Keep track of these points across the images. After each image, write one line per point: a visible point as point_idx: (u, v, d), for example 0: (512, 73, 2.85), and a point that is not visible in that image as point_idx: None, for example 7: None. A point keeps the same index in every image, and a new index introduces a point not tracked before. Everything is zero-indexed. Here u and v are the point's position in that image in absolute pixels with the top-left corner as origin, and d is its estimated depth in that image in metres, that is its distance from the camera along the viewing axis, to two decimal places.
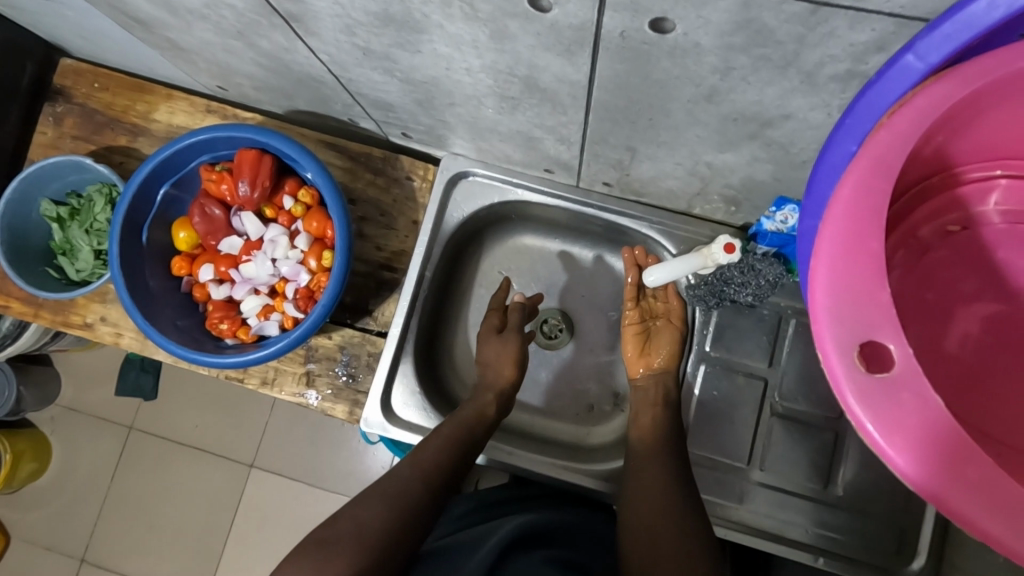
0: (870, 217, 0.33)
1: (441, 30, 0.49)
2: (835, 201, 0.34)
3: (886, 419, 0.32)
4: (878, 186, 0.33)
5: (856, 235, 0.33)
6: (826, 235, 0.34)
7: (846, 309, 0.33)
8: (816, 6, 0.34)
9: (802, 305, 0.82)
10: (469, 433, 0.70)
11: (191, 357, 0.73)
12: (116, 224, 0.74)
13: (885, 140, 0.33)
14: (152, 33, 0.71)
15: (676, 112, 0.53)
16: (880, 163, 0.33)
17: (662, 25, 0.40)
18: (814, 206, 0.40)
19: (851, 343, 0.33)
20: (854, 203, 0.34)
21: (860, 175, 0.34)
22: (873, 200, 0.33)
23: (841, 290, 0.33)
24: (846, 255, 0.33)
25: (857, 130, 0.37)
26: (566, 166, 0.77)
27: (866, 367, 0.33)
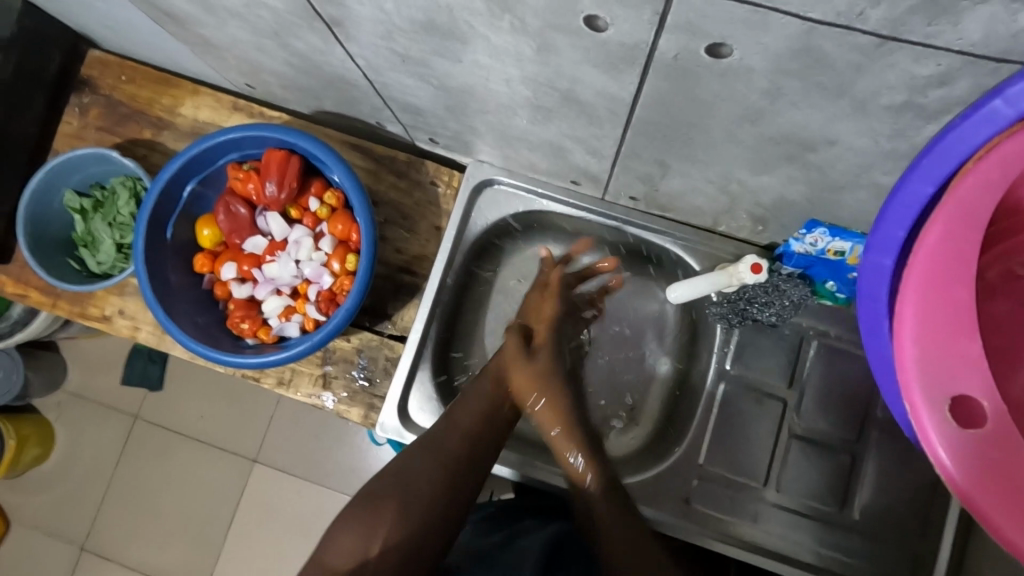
0: (953, 269, 0.38)
1: (485, 41, 0.48)
2: (922, 249, 0.39)
3: (975, 468, 0.36)
4: (960, 241, 0.38)
5: (941, 287, 0.38)
6: (912, 282, 0.39)
7: (936, 361, 0.37)
8: (883, 37, 0.34)
9: (825, 326, 0.82)
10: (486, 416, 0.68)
11: (213, 356, 0.73)
12: (141, 219, 0.74)
13: (965, 197, 0.38)
14: (185, 29, 0.71)
15: (716, 132, 0.52)
16: (960, 219, 0.38)
17: (717, 48, 0.39)
18: (883, 245, 0.45)
19: (943, 396, 0.37)
20: (937, 257, 0.38)
21: (941, 232, 0.38)
22: (955, 254, 0.38)
23: (930, 342, 0.38)
24: (933, 308, 0.38)
25: (931, 173, 0.40)
26: (593, 177, 0.77)
27: (954, 419, 0.37)
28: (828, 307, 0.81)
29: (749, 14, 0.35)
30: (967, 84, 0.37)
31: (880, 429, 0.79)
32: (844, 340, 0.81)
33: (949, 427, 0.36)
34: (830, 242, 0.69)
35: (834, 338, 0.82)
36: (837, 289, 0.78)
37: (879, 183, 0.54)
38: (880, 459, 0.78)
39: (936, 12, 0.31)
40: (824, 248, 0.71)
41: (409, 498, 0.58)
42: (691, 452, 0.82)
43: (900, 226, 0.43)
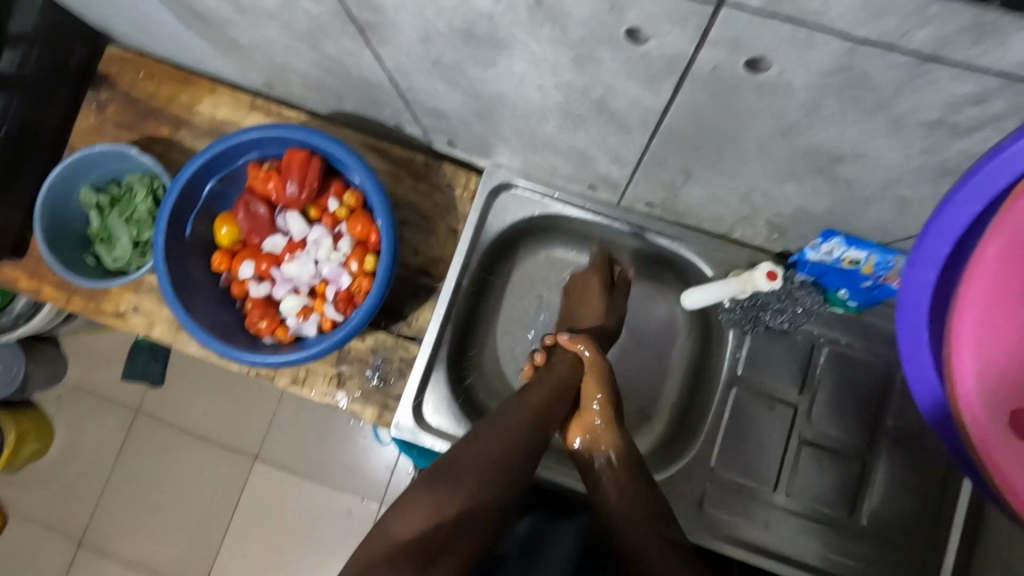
0: (1015, 287, 0.35)
1: (522, 49, 0.49)
2: (983, 253, 0.36)
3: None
4: (1016, 257, 0.35)
5: (1004, 305, 0.35)
6: (971, 286, 0.36)
7: (1001, 382, 0.35)
8: (924, 57, 0.35)
9: (836, 334, 0.83)
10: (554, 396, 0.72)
11: (231, 353, 0.73)
12: (162, 216, 0.74)
13: (1021, 214, 0.35)
14: (213, 29, 0.71)
15: (744, 143, 0.53)
16: (1020, 234, 0.36)
17: (757, 63, 0.40)
18: (926, 260, 0.44)
19: (1004, 414, 0.35)
20: (998, 273, 0.35)
21: (1005, 238, 0.36)
22: (1013, 270, 0.35)
23: (992, 363, 0.35)
24: (994, 325, 0.35)
25: (986, 186, 0.39)
26: (613, 184, 0.77)
27: (1015, 436, 0.35)
28: (840, 316, 0.82)
29: (794, 32, 0.36)
30: (1002, 104, 0.38)
31: (889, 436, 0.80)
32: (855, 348, 0.82)
33: (1012, 446, 0.34)
34: (845, 251, 0.70)
35: (844, 345, 0.83)
36: (849, 298, 0.79)
37: (902, 196, 0.55)
38: (890, 466, 0.80)
39: (982, 35, 0.32)
40: (839, 258, 0.72)
41: (464, 473, 0.60)
42: (703, 456, 0.83)
43: (946, 240, 0.43)
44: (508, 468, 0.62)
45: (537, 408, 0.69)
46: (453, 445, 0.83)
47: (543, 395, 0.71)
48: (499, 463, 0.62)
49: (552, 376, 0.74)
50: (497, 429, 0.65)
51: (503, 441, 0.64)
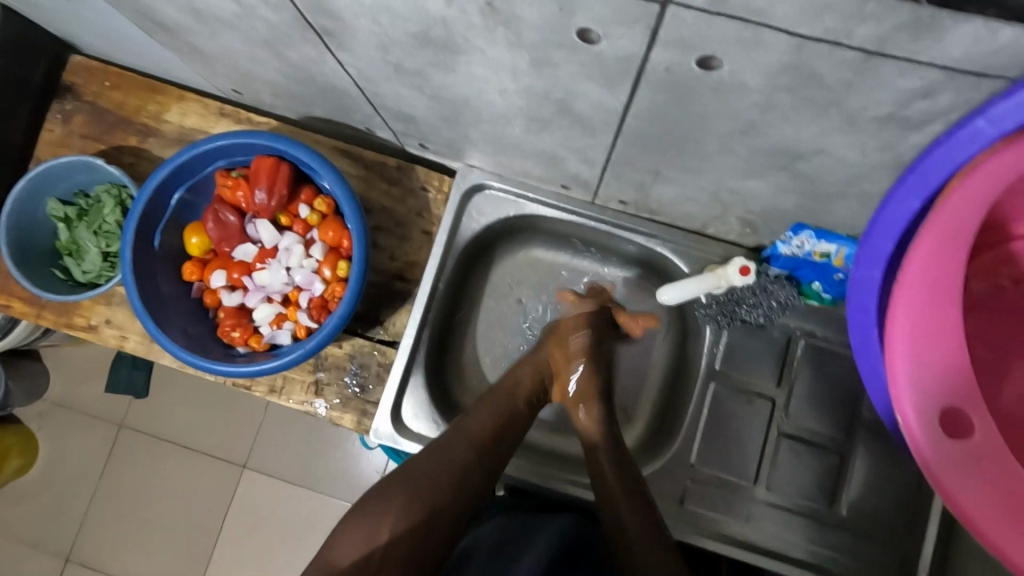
0: (942, 288, 0.41)
1: (480, 53, 0.49)
2: (912, 266, 0.42)
3: (955, 466, 0.40)
4: (948, 259, 0.41)
5: (930, 303, 0.42)
6: (904, 296, 0.42)
7: (932, 378, 0.41)
8: (870, 55, 0.35)
9: (812, 327, 0.83)
10: (496, 424, 0.70)
11: (203, 364, 0.72)
12: (129, 227, 0.73)
13: (950, 219, 0.42)
14: (174, 38, 0.70)
15: (707, 142, 0.53)
16: (950, 237, 0.41)
17: (710, 62, 0.40)
18: (871, 258, 0.49)
19: (933, 409, 0.41)
20: (929, 275, 0.42)
21: (931, 250, 0.42)
22: (942, 272, 0.42)
23: (922, 357, 0.41)
24: (924, 324, 0.42)
25: (919, 191, 0.45)
26: (585, 184, 0.77)
27: (943, 428, 0.41)
28: (815, 309, 0.82)
29: (741, 32, 0.36)
30: (951, 98, 0.38)
31: (867, 428, 0.81)
32: (830, 341, 0.83)
33: (937, 435, 0.41)
34: (816, 244, 0.71)
35: (821, 338, 0.83)
36: (823, 290, 0.79)
37: (865, 191, 0.55)
38: (867, 456, 0.80)
39: (922, 31, 0.32)
40: (810, 251, 0.72)
41: (420, 488, 0.62)
42: (683, 453, 0.83)
43: (888, 239, 0.48)
44: (456, 476, 0.64)
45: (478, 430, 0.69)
46: None
47: (486, 427, 0.69)
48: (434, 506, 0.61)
49: (494, 399, 0.73)
50: (446, 445, 0.66)
51: (449, 451, 0.66)
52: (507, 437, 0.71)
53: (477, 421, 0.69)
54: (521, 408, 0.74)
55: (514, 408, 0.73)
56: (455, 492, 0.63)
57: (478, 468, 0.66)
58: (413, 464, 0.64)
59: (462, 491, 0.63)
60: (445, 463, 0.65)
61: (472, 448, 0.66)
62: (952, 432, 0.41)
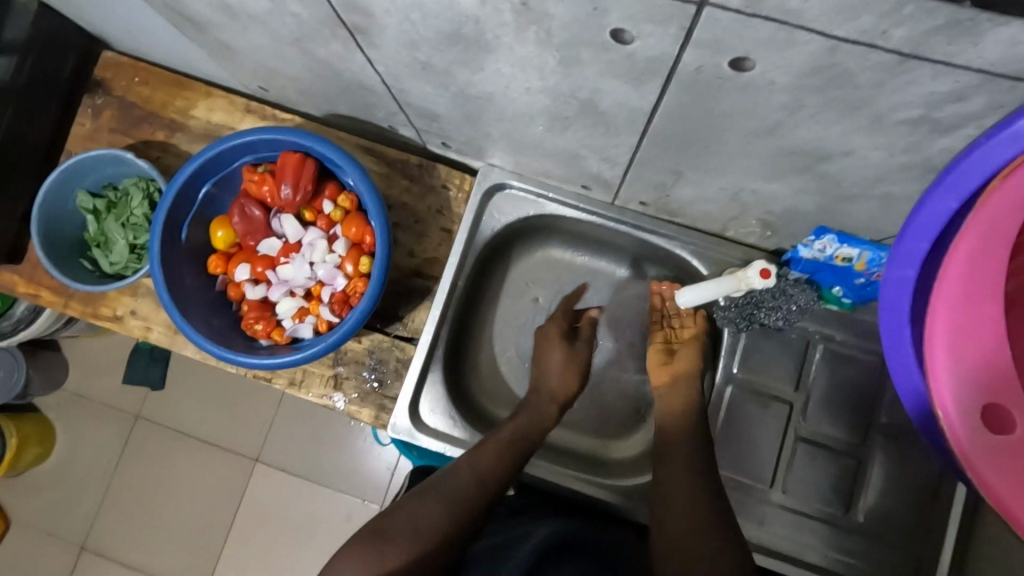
0: (983, 285, 0.40)
1: (509, 51, 0.50)
2: (953, 262, 0.41)
3: (996, 464, 0.38)
4: (987, 255, 0.40)
5: (969, 299, 0.40)
6: (943, 292, 0.41)
7: (972, 374, 0.39)
8: (903, 55, 0.35)
9: (830, 331, 0.83)
10: (519, 446, 0.73)
11: (227, 356, 0.74)
12: (158, 220, 0.75)
13: (993, 214, 0.40)
14: (205, 34, 0.72)
15: (732, 142, 0.54)
16: (989, 235, 0.40)
17: (740, 62, 0.40)
18: (906, 257, 0.48)
19: (974, 403, 0.39)
20: (968, 272, 0.40)
21: (972, 246, 0.40)
22: (982, 268, 0.40)
23: (962, 351, 0.40)
24: (963, 320, 0.40)
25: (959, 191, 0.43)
26: (605, 183, 0.78)
27: (985, 424, 0.39)
28: (833, 313, 0.82)
29: (774, 31, 0.36)
30: (983, 101, 0.38)
31: (884, 433, 0.80)
32: (849, 345, 0.82)
33: (977, 431, 0.39)
34: (838, 248, 0.70)
35: (839, 343, 0.83)
36: (842, 294, 0.79)
37: (889, 193, 0.55)
38: (885, 462, 0.80)
39: (958, 33, 0.32)
40: (832, 255, 0.72)
41: (453, 496, 0.65)
42: None
43: (924, 239, 0.46)
44: (483, 487, 0.67)
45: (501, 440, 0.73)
46: (450, 445, 0.83)
47: (505, 445, 0.73)
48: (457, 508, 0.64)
49: (515, 422, 0.76)
50: (478, 459, 0.70)
51: (483, 465, 0.69)
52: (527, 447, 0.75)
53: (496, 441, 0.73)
54: (541, 427, 0.77)
55: (531, 434, 0.76)
56: (482, 495, 0.67)
57: (504, 484, 0.70)
58: (453, 472, 0.68)
59: (485, 494, 0.67)
60: (475, 472, 0.68)
61: (502, 467, 0.70)
62: (994, 429, 0.39)
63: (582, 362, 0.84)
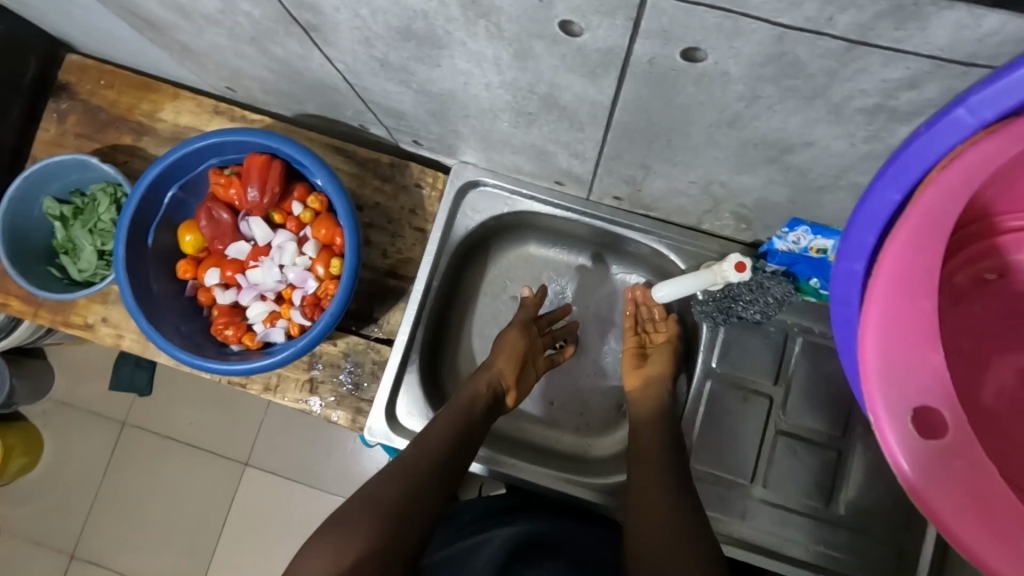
0: (919, 283, 0.39)
1: (463, 47, 0.48)
2: (887, 259, 0.40)
3: (930, 473, 0.38)
4: (923, 253, 0.40)
5: (905, 299, 0.39)
6: (878, 290, 0.40)
7: (902, 380, 0.39)
8: (852, 43, 0.34)
9: (809, 323, 0.82)
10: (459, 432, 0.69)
11: (196, 363, 0.72)
12: (122, 225, 0.73)
13: (929, 208, 0.39)
14: (163, 34, 0.70)
15: (695, 135, 0.53)
16: (927, 229, 0.40)
17: (691, 53, 0.39)
18: (853, 251, 0.47)
19: (907, 410, 0.39)
20: (902, 270, 0.40)
21: (907, 242, 0.40)
22: (917, 267, 0.40)
23: (893, 357, 0.39)
24: (897, 325, 0.40)
25: (901, 182, 0.42)
26: (578, 179, 0.77)
27: (920, 436, 0.38)
28: (812, 305, 0.81)
29: (721, 21, 0.35)
30: (937, 87, 0.37)
31: (865, 424, 0.80)
32: (828, 336, 0.82)
33: (910, 438, 0.38)
34: (812, 240, 0.70)
35: (818, 334, 0.82)
36: (820, 286, 0.79)
37: (857, 183, 0.54)
38: (865, 453, 0.79)
39: (902, 18, 0.31)
40: (807, 246, 0.71)
41: (410, 468, 0.63)
42: None
43: (871, 232, 0.45)
44: (439, 463, 0.64)
45: (446, 427, 0.69)
46: None
47: (448, 422, 0.70)
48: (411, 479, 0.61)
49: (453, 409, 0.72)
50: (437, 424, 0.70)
51: (419, 461, 0.64)
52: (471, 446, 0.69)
53: (433, 440, 0.67)
54: (478, 425, 0.72)
55: (472, 416, 0.72)
56: (425, 502, 0.60)
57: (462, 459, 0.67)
58: (382, 488, 0.60)
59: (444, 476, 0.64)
60: (411, 484, 0.61)
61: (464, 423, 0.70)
62: (928, 440, 0.38)
63: (515, 350, 0.80)
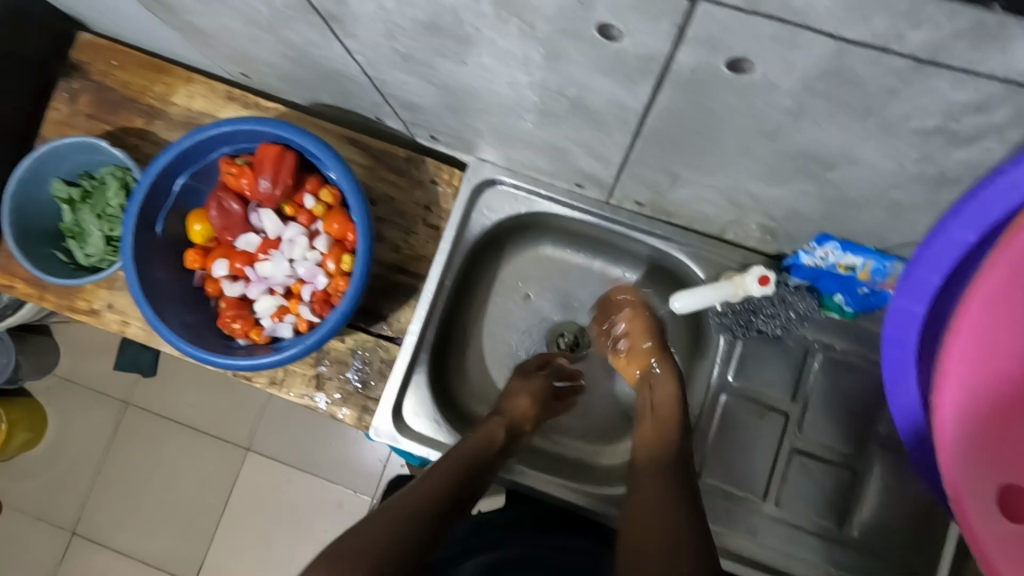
0: (996, 342, 0.43)
1: (492, 44, 0.46)
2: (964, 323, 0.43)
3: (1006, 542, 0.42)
4: (1003, 307, 0.43)
5: (981, 360, 0.43)
6: (954, 358, 0.43)
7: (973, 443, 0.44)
8: (921, 62, 0.31)
9: (830, 339, 0.80)
10: (471, 467, 0.67)
11: (200, 357, 0.71)
12: (130, 212, 0.72)
13: (1012, 261, 0.42)
14: (178, 18, 0.68)
15: (730, 145, 0.50)
16: (1012, 285, 0.42)
17: (739, 63, 0.37)
18: (914, 290, 0.48)
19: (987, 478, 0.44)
20: (982, 329, 0.43)
21: (985, 302, 0.43)
22: (995, 326, 0.43)
23: (965, 419, 0.44)
24: (972, 388, 0.43)
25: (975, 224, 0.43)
26: (599, 182, 0.74)
27: (998, 503, 0.43)
28: (835, 321, 0.79)
29: (776, 31, 0.32)
30: (1007, 112, 0.34)
31: (882, 444, 0.78)
32: (849, 354, 0.80)
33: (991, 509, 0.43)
34: (841, 256, 0.67)
35: (839, 351, 0.80)
36: (844, 302, 0.76)
37: (898, 203, 0.52)
38: (882, 474, 0.77)
39: (981, 39, 0.29)
40: (834, 263, 0.69)
41: (404, 505, 0.58)
42: None
43: (936, 272, 0.47)
44: (436, 497, 0.61)
45: (456, 458, 0.68)
46: (435, 451, 0.81)
47: (452, 463, 0.66)
48: (405, 519, 0.56)
49: (469, 441, 0.71)
50: (438, 467, 0.65)
51: (439, 488, 0.62)
52: (475, 486, 0.66)
53: (438, 473, 0.64)
54: (484, 471, 0.69)
55: (488, 450, 0.71)
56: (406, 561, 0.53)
57: (459, 502, 0.63)
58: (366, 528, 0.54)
59: (436, 507, 0.60)
60: (398, 522, 0.56)
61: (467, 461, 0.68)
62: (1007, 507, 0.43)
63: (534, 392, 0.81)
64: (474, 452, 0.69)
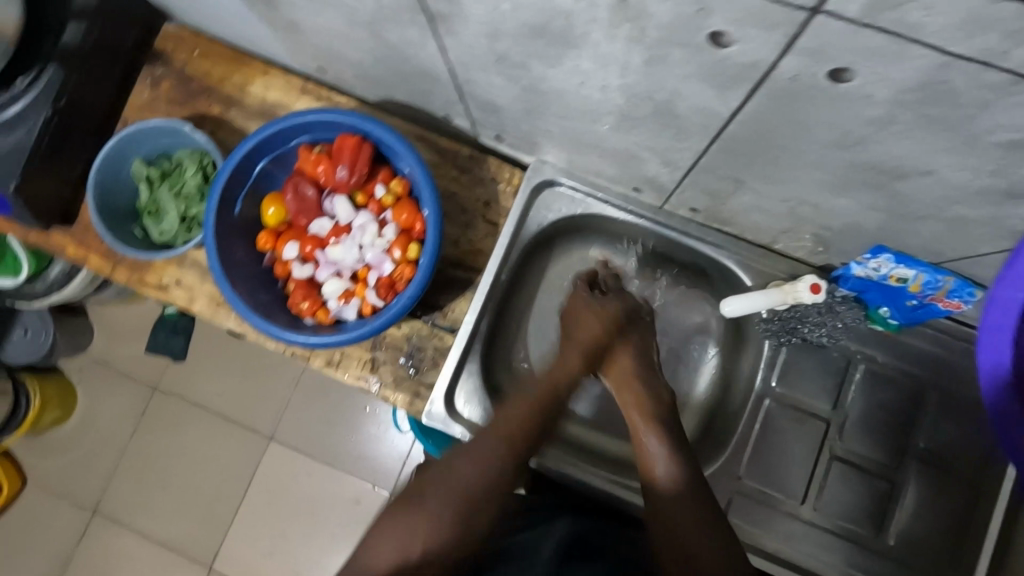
0: None
1: (595, 48, 0.50)
2: None
3: None
4: None
5: None
6: None
7: None
8: (1019, 77, 0.35)
9: (873, 351, 0.82)
10: (541, 411, 0.69)
11: (271, 331, 0.74)
12: (214, 192, 0.76)
13: None
14: (276, 12, 0.72)
15: (806, 153, 0.54)
16: None
17: (840, 73, 0.40)
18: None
19: None
20: None
21: None
22: None
23: None
24: None
25: None
26: (659, 187, 0.78)
27: None
28: (878, 334, 0.81)
29: (885, 44, 0.36)
30: None
31: (919, 457, 0.80)
32: (890, 366, 0.82)
33: None
34: (894, 268, 0.70)
35: (881, 363, 0.82)
36: (889, 315, 0.78)
37: (962, 217, 0.55)
38: (919, 486, 0.79)
39: None
40: (886, 274, 0.72)
41: (479, 449, 0.65)
42: (731, 466, 0.83)
43: None
44: (509, 443, 0.66)
45: (529, 399, 0.69)
46: None
47: (524, 414, 0.68)
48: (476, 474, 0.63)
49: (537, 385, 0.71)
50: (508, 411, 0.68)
51: (509, 432, 0.66)
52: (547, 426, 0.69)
53: (511, 416, 0.68)
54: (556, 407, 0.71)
55: (557, 391, 0.71)
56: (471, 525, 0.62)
57: (533, 442, 0.68)
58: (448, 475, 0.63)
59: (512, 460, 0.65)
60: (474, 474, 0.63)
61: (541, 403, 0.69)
62: None
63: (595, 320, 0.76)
64: (547, 394, 0.70)
